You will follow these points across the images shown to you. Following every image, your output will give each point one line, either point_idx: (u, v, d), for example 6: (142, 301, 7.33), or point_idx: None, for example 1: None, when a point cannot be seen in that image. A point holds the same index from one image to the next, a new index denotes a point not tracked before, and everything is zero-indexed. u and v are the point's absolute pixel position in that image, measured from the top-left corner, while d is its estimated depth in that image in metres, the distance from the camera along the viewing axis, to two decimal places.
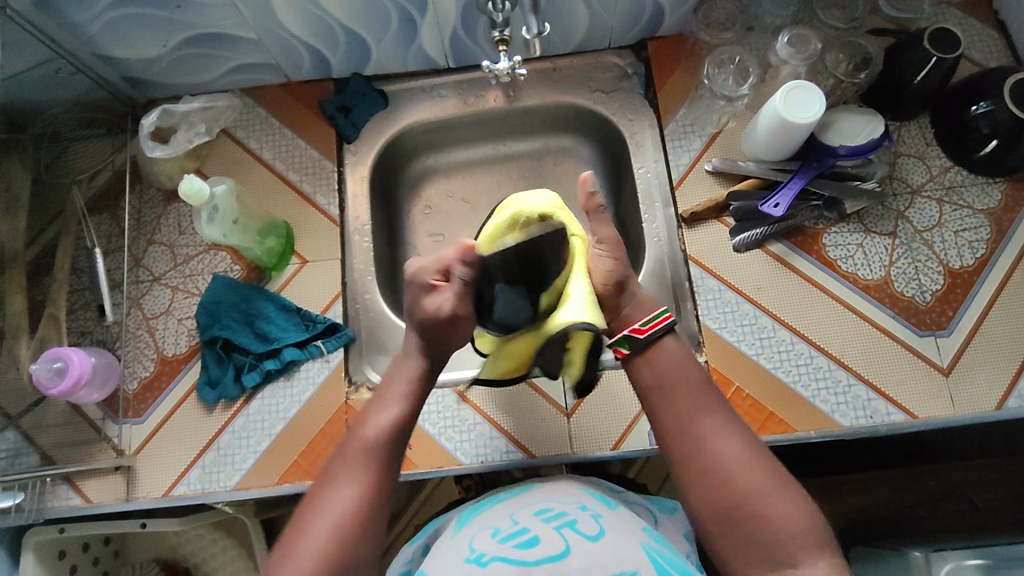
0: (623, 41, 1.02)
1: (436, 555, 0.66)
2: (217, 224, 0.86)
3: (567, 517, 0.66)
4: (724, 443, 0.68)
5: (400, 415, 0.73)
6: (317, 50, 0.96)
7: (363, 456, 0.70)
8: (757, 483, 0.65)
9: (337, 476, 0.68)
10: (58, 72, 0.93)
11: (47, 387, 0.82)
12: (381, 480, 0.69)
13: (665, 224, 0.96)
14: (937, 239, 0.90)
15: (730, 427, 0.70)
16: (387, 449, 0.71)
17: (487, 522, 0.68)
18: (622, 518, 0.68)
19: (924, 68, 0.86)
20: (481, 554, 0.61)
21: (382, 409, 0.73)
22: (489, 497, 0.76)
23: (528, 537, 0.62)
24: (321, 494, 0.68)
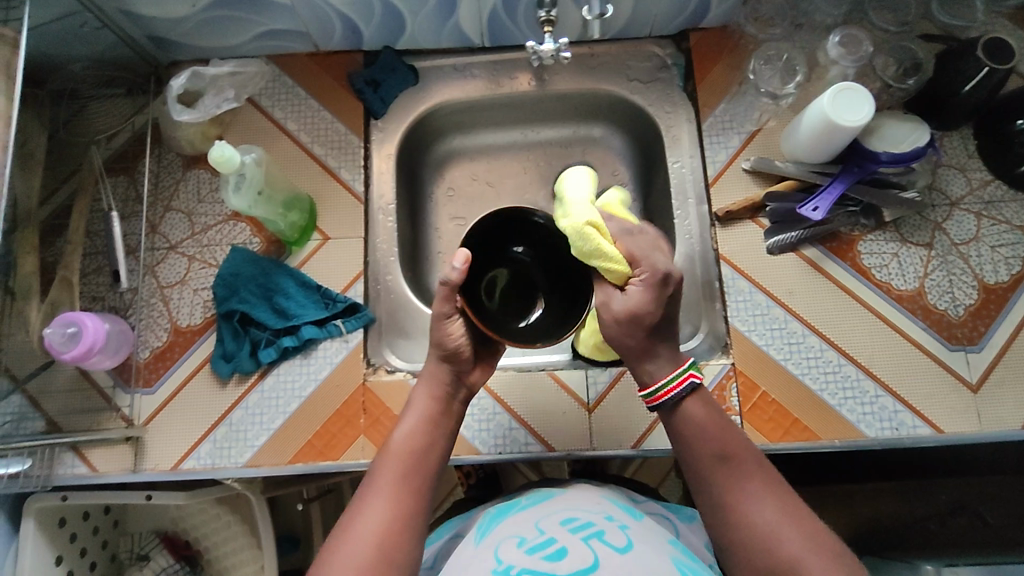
0: (664, 31, 0.99)
1: (459, 565, 0.65)
2: (243, 194, 0.83)
3: (593, 527, 0.64)
4: (750, 508, 0.62)
5: (430, 437, 0.69)
6: (349, 19, 0.93)
7: (392, 482, 0.65)
8: (791, 553, 0.59)
9: (366, 504, 0.63)
10: (82, 26, 0.89)
11: (59, 352, 0.79)
12: (410, 501, 0.64)
13: (698, 221, 0.94)
14: (973, 253, 0.89)
15: (754, 487, 0.63)
16: (419, 475, 0.66)
17: (512, 530, 0.66)
18: (648, 529, 0.67)
19: (974, 77, 0.84)
20: (510, 565, 0.60)
21: (411, 431, 0.69)
22: (510, 502, 0.75)
23: (556, 549, 0.60)
24: (347, 523, 0.62)
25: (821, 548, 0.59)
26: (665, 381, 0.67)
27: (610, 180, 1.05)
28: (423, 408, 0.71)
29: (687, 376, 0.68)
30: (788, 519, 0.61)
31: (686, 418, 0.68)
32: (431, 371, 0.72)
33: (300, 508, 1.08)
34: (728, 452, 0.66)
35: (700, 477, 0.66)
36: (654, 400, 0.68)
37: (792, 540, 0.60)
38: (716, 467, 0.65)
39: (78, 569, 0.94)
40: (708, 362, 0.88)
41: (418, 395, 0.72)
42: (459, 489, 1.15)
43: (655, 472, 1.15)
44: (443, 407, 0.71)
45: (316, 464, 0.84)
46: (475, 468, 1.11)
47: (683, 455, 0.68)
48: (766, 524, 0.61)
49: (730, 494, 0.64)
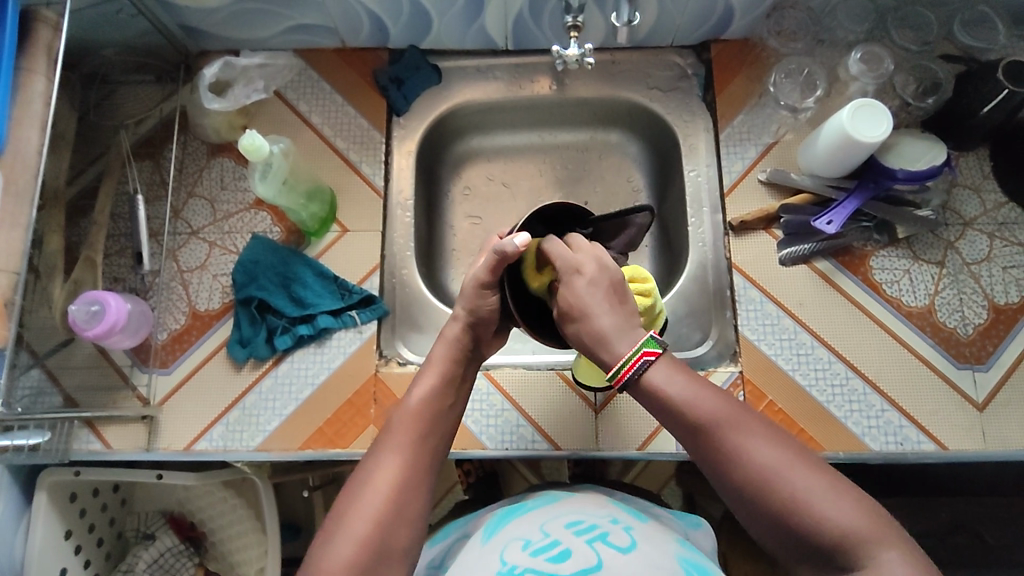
0: (686, 41, 1.00)
1: (466, 565, 0.66)
2: (270, 182, 0.85)
3: (598, 530, 0.65)
4: (755, 456, 0.56)
5: (444, 402, 0.70)
6: (377, 17, 0.94)
7: (407, 442, 0.65)
8: (805, 496, 0.54)
9: (380, 459, 0.63)
10: (118, 13, 0.91)
11: (82, 329, 0.81)
12: (424, 460, 0.65)
13: (712, 230, 0.95)
14: (985, 273, 0.89)
15: (755, 429, 0.58)
16: (431, 436, 0.67)
17: (518, 532, 0.67)
18: (654, 531, 0.68)
19: (993, 99, 0.86)
20: (513, 566, 0.61)
21: (428, 395, 0.69)
22: (519, 503, 0.76)
23: (560, 550, 0.62)
24: (361, 481, 0.62)
25: (833, 487, 0.55)
26: (621, 363, 0.62)
27: (625, 186, 1.06)
28: (439, 371, 0.72)
29: (641, 356, 0.62)
30: (793, 460, 0.56)
31: (660, 385, 0.62)
32: (453, 335, 0.74)
33: (305, 495, 1.09)
34: (716, 403, 0.60)
35: (693, 433, 0.60)
36: (615, 382, 0.63)
37: (803, 481, 0.55)
38: (711, 420, 0.59)
39: (85, 545, 0.95)
40: (716, 370, 0.89)
41: (434, 360, 0.73)
42: (459, 487, 1.13)
43: (656, 477, 1.15)
44: (460, 373, 0.73)
45: (325, 451, 0.85)
46: (475, 467, 1.09)
47: (669, 417, 0.61)
48: (773, 470, 0.55)
49: (729, 446, 0.58)
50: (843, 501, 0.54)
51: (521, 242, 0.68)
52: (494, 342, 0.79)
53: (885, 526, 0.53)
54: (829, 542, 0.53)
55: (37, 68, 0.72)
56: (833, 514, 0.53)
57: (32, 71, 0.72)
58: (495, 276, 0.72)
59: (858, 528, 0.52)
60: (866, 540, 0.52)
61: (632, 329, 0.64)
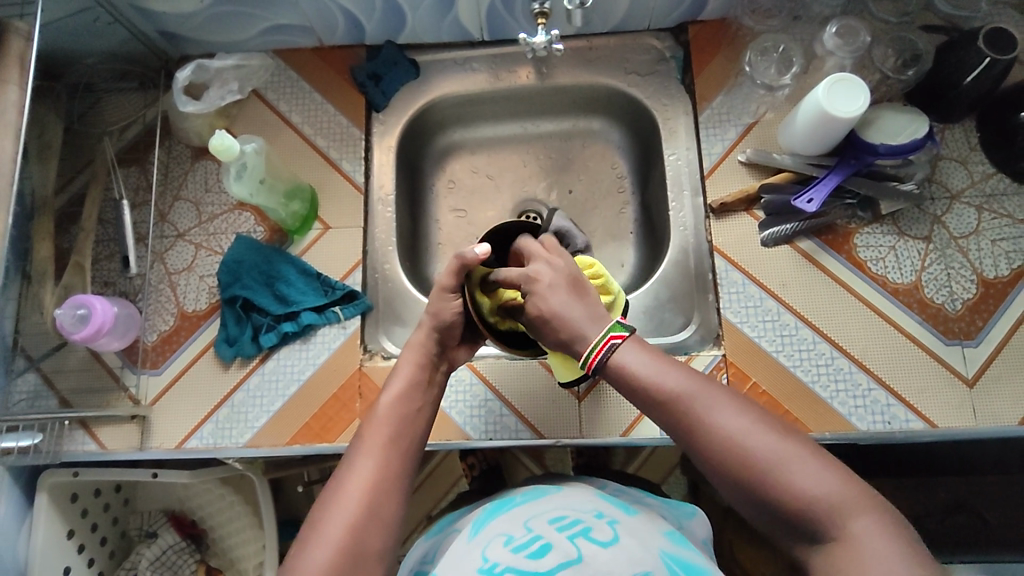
0: (663, 24, 1.00)
1: (452, 563, 0.63)
2: (245, 182, 0.86)
3: (581, 525, 0.62)
4: (723, 425, 0.56)
5: (414, 405, 0.70)
6: (351, 14, 0.95)
7: (378, 448, 0.65)
8: (775, 464, 0.53)
9: (354, 464, 0.64)
10: (96, 22, 0.92)
11: (69, 332, 0.83)
12: (399, 466, 0.65)
13: (693, 214, 0.94)
14: (973, 247, 0.87)
15: (726, 403, 0.58)
16: (405, 439, 0.67)
17: (501, 529, 0.64)
18: (641, 525, 0.64)
19: (976, 67, 0.83)
20: (494, 564, 0.58)
21: (397, 398, 0.70)
22: (506, 498, 0.73)
23: (541, 546, 0.58)
24: (333, 492, 0.62)
25: (805, 453, 0.54)
26: (589, 348, 0.64)
27: (609, 174, 1.06)
28: (408, 377, 0.72)
29: (609, 338, 0.64)
30: (764, 430, 0.55)
31: (629, 364, 0.63)
32: (418, 341, 0.75)
33: (301, 490, 1.08)
34: (684, 379, 0.60)
35: (666, 411, 0.59)
36: (588, 369, 0.64)
37: (775, 450, 0.54)
38: (677, 395, 0.59)
39: (89, 544, 0.98)
40: (700, 354, 0.88)
41: (403, 364, 0.74)
42: (464, 480, 1.13)
43: (658, 468, 1.12)
44: (422, 361, 0.74)
45: (313, 446, 0.86)
46: (479, 459, 1.08)
47: (641, 398, 0.61)
48: (743, 440, 0.55)
49: (699, 419, 0.57)
50: (814, 466, 0.53)
51: (481, 251, 0.71)
52: (465, 350, 0.80)
53: (859, 491, 0.52)
54: (803, 511, 0.52)
55: (10, 78, 0.74)
56: (808, 481, 0.52)
57: (5, 81, 0.74)
58: (456, 282, 0.74)
59: (832, 494, 0.51)
60: (842, 507, 0.51)
61: (600, 318, 0.66)
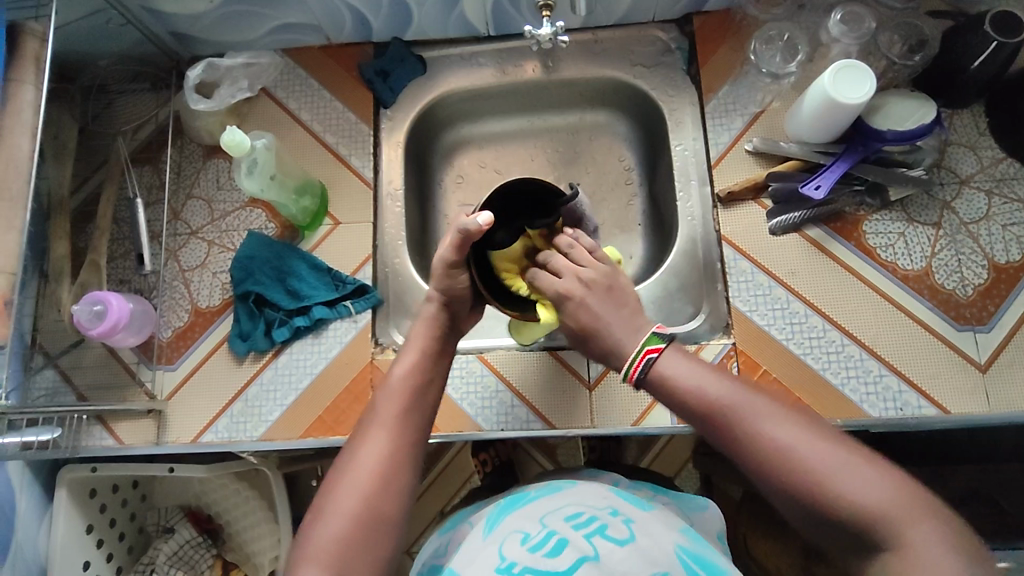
0: (668, 15, 1.00)
1: (467, 558, 0.63)
2: (255, 177, 0.87)
3: (596, 522, 0.61)
4: (774, 437, 0.55)
5: (425, 378, 0.71)
6: (359, 12, 0.96)
7: (391, 419, 0.66)
8: (830, 475, 0.53)
9: (367, 437, 0.64)
10: (109, 23, 0.94)
11: (86, 328, 0.84)
12: (410, 436, 0.65)
13: (700, 203, 0.95)
14: (984, 232, 0.87)
15: (775, 415, 0.57)
16: (415, 410, 0.68)
17: (516, 525, 0.64)
18: (655, 520, 0.64)
19: (983, 52, 0.83)
20: (512, 563, 0.57)
21: (408, 370, 0.71)
22: (520, 493, 0.72)
23: (557, 543, 0.58)
24: (345, 463, 0.63)
25: (861, 466, 0.53)
26: (630, 359, 0.65)
27: (617, 167, 1.06)
28: (419, 350, 0.73)
29: (644, 354, 0.64)
30: (815, 438, 0.55)
31: (673, 374, 0.62)
32: (430, 314, 0.76)
33: (315, 485, 1.09)
34: (730, 387, 0.60)
35: (708, 420, 0.59)
36: (628, 381, 0.65)
37: (829, 461, 0.53)
38: (725, 404, 0.58)
39: (107, 539, 0.99)
40: (709, 343, 0.88)
41: (414, 338, 0.74)
42: (476, 476, 1.13)
43: (670, 461, 1.11)
44: (439, 346, 0.74)
45: (326, 439, 0.87)
46: (492, 455, 1.07)
47: (686, 407, 0.61)
48: (791, 450, 0.54)
49: (747, 429, 0.57)
50: (869, 479, 0.52)
51: (483, 220, 0.70)
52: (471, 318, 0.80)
53: (914, 500, 0.52)
54: (857, 521, 0.51)
55: (26, 78, 0.75)
56: (858, 490, 0.52)
57: (22, 81, 0.75)
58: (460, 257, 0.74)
59: (884, 503, 0.51)
60: (897, 514, 0.51)
61: (638, 329, 0.68)
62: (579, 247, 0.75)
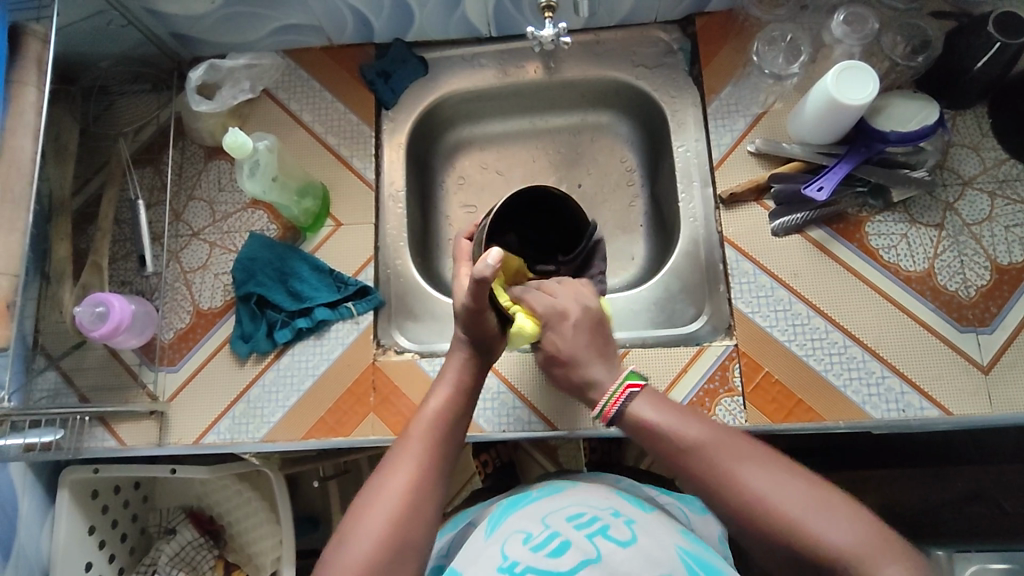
0: (670, 16, 1.00)
1: (468, 559, 0.63)
2: (257, 179, 0.87)
3: (598, 523, 0.61)
4: (744, 479, 0.55)
5: (457, 411, 0.72)
6: (360, 13, 0.96)
7: (421, 447, 0.66)
8: (799, 516, 0.52)
9: (396, 464, 0.64)
10: (110, 25, 0.94)
11: (89, 330, 0.84)
12: (438, 465, 0.66)
13: (702, 204, 0.94)
14: (986, 233, 0.87)
15: (747, 456, 0.57)
16: (445, 441, 0.68)
17: (518, 526, 0.63)
18: (657, 522, 0.63)
19: (985, 54, 0.83)
20: (514, 563, 0.57)
21: (442, 404, 0.72)
22: (522, 494, 0.72)
23: (559, 544, 0.58)
24: (373, 487, 0.62)
25: (834, 508, 0.52)
26: (606, 397, 0.66)
27: (618, 168, 1.06)
28: (453, 386, 0.74)
29: (626, 387, 0.66)
30: (786, 479, 0.55)
31: (644, 414, 0.63)
32: (463, 350, 0.76)
33: (316, 486, 1.09)
34: (704, 430, 0.59)
35: (681, 463, 0.59)
36: (604, 417, 0.66)
37: (800, 503, 0.53)
38: (697, 446, 0.58)
39: (109, 540, 0.99)
40: (711, 344, 0.88)
41: (447, 373, 0.75)
42: (477, 477, 1.12)
43: None
44: (473, 383, 0.76)
45: (328, 440, 0.87)
46: (493, 456, 1.07)
47: (660, 448, 0.61)
48: (761, 492, 0.54)
49: (719, 471, 0.56)
50: (841, 521, 0.52)
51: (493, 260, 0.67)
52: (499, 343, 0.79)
53: (887, 542, 0.51)
54: (829, 564, 0.51)
55: (28, 80, 0.75)
56: (829, 532, 0.51)
57: (24, 83, 0.75)
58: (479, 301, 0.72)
59: (853, 545, 0.50)
60: (866, 557, 0.50)
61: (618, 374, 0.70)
62: (566, 280, 0.77)
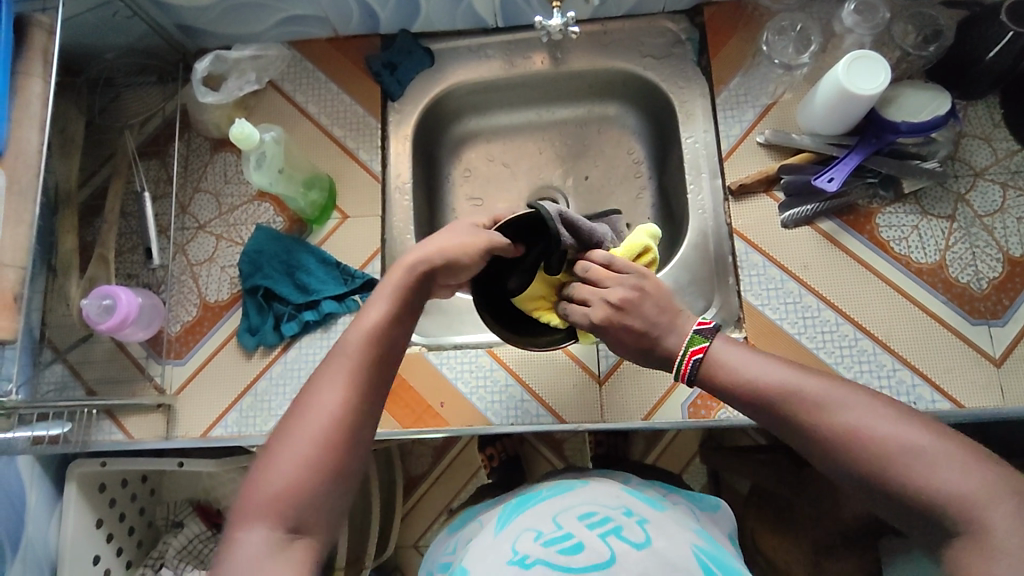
0: (678, 6, 0.99)
1: (478, 556, 0.62)
2: (265, 171, 0.86)
3: (611, 523, 0.61)
4: (845, 421, 0.56)
5: (390, 331, 0.65)
6: (366, 3, 0.95)
7: (348, 376, 0.61)
8: (907, 455, 0.53)
9: (320, 391, 0.60)
10: (115, 16, 0.93)
11: (96, 323, 0.83)
12: (367, 393, 0.61)
13: (711, 196, 0.94)
14: (999, 225, 0.86)
15: (844, 397, 0.58)
16: (375, 368, 0.63)
17: (529, 524, 0.63)
18: (669, 522, 0.63)
19: (998, 43, 0.82)
20: (525, 559, 0.57)
21: (374, 325, 0.64)
22: (531, 493, 0.72)
23: (572, 542, 0.57)
24: (296, 417, 0.59)
25: (939, 446, 0.54)
26: (679, 359, 0.65)
27: (626, 160, 1.05)
28: (387, 304, 0.66)
29: (690, 355, 0.64)
30: (887, 418, 0.56)
31: (730, 361, 0.63)
32: (405, 266, 0.67)
33: None
34: (796, 374, 0.60)
35: (776, 406, 0.59)
36: (680, 380, 0.66)
37: (904, 440, 0.54)
38: (793, 389, 0.59)
39: (117, 533, 0.99)
40: None
41: (385, 289, 0.67)
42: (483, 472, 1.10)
43: (678, 457, 1.09)
44: (412, 299, 0.67)
45: None
46: (498, 450, 1.05)
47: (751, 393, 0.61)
48: (864, 430, 0.55)
49: (818, 413, 0.57)
50: (946, 459, 0.53)
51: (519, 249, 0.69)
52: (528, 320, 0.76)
53: (993, 479, 0.52)
54: (935, 498, 0.52)
55: (34, 70, 0.75)
56: (935, 468, 0.52)
57: (30, 74, 0.75)
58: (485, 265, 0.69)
59: (959, 481, 0.52)
60: (972, 492, 0.51)
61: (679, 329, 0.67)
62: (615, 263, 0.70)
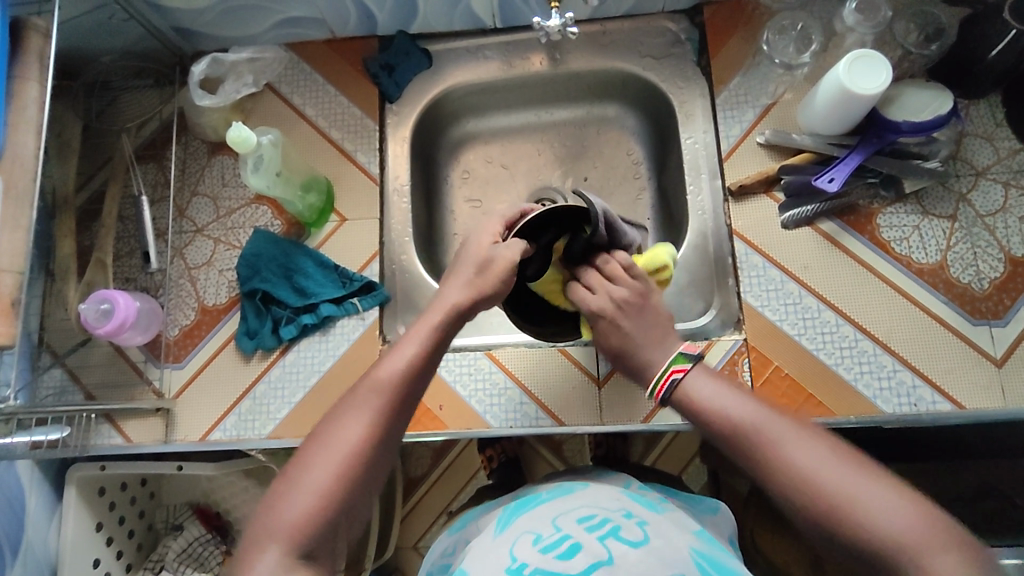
0: (677, 5, 0.98)
1: (476, 559, 0.62)
2: (262, 174, 0.86)
3: (609, 524, 0.60)
4: (792, 457, 0.55)
5: (421, 367, 0.65)
6: (364, 5, 0.95)
7: (375, 406, 0.61)
8: (850, 496, 0.51)
9: (347, 416, 0.60)
10: (112, 19, 0.93)
11: (93, 327, 0.83)
12: (389, 425, 0.61)
13: (711, 196, 0.93)
14: (1000, 224, 0.86)
15: (795, 434, 0.56)
16: (401, 403, 0.62)
17: (527, 526, 0.63)
18: (669, 523, 0.63)
19: (1000, 43, 0.82)
20: (522, 564, 0.56)
21: (407, 361, 0.64)
22: (530, 494, 0.72)
23: (570, 545, 0.57)
24: (322, 441, 0.59)
25: (889, 489, 0.51)
26: (658, 374, 0.67)
27: (625, 161, 1.05)
28: (420, 341, 0.66)
29: (671, 373, 0.66)
30: (835, 460, 0.54)
31: (696, 388, 0.64)
32: (450, 301, 0.68)
33: None
34: (750, 409, 0.59)
35: (728, 439, 0.59)
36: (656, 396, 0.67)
37: (850, 483, 0.52)
38: (745, 421, 0.58)
39: (118, 537, 0.99)
40: (720, 338, 0.87)
41: (422, 322, 0.67)
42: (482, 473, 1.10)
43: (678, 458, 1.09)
44: (445, 336, 0.67)
45: None
46: (497, 451, 1.05)
47: (709, 424, 0.61)
48: (810, 470, 0.54)
49: (766, 448, 0.56)
50: (894, 503, 0.51)
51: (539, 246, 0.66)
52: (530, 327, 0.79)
53: (941, 528, 0.49)
54: (877, 546, 0.50)
55: (30, 75, 0.75)
56: (881, 513, 0.50)
57: (26, 78, 0.74)
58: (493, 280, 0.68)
59: (903, 529, 0.49)
60: (916, 541, 0.49)
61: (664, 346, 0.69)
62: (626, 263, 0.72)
